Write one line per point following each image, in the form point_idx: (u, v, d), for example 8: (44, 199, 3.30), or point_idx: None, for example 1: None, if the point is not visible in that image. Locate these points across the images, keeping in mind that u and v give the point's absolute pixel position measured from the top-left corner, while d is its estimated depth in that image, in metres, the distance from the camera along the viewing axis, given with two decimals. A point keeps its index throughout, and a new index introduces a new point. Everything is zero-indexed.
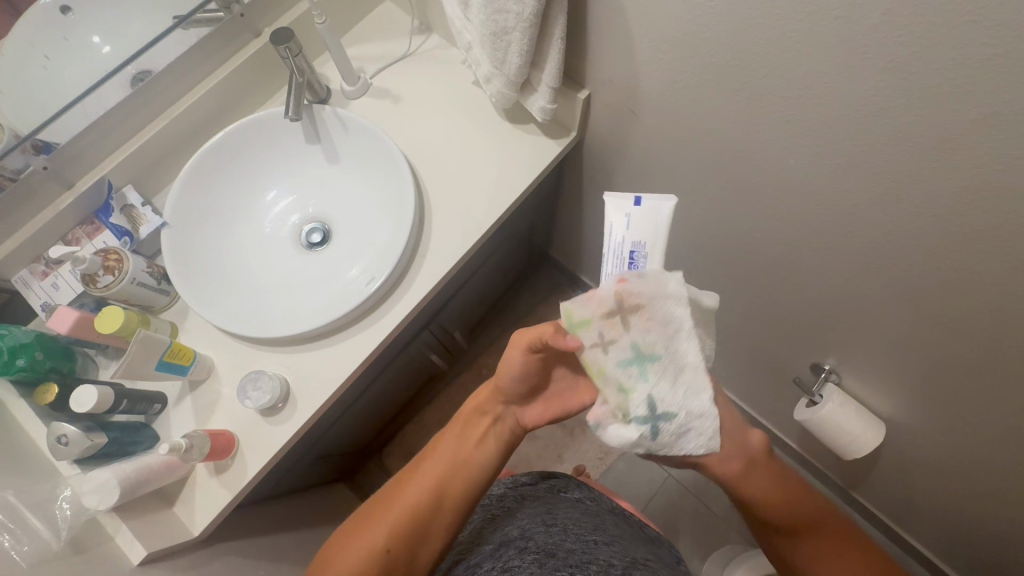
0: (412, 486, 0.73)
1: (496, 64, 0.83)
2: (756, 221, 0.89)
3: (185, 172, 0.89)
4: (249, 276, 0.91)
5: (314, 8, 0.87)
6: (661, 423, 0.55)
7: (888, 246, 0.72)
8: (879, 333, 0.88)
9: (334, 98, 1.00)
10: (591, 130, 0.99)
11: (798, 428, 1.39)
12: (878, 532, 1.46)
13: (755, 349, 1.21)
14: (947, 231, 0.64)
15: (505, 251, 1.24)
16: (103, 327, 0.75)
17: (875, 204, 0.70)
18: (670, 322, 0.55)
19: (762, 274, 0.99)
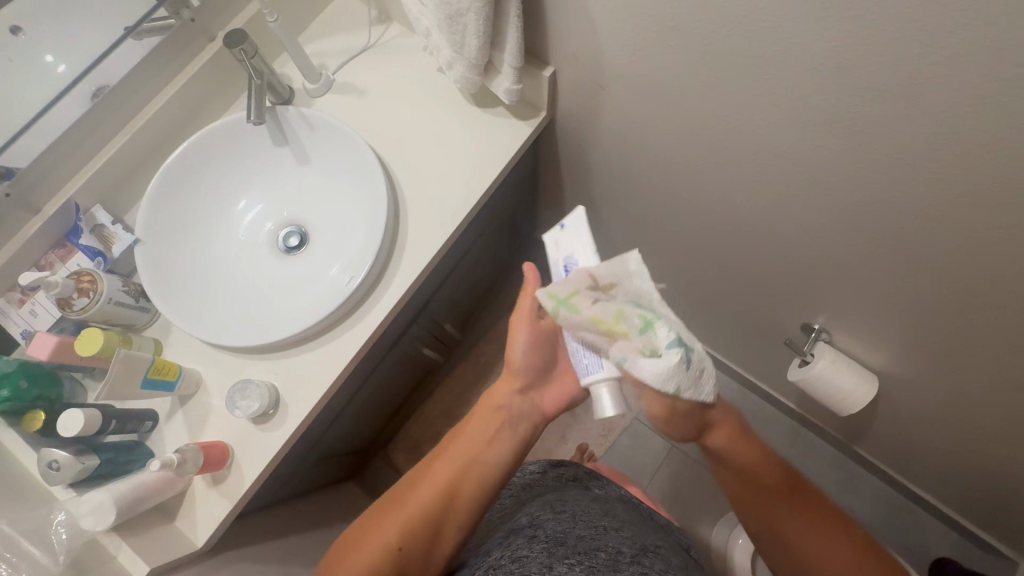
0: (422, 483, 0.73)
1: (455, 48, 0.81)
2: (734, 186, 0.88)
3: (153, 186, 0.88)
4: (229, 284, 0.91)
5: (265, 7, 0.85)
6: (688, 349, 0.54)
7: (867, 198, 0.72)
8: (865, 288, 0.88)
9: (298, 98, 0.99)
10: (561, 108, 0.98)
11: (795, 388, 1.40)
12: (881, 482, 1.49)
13: (745, 313, 1.22)
14: (922, 177, 0.64)
15: (489, 237, 1.23)
16: (85, 351, 0.75)
17: (849, 158, 0.69)
18: (642, 293, 0.57)
19: (744, 238, 0.99)
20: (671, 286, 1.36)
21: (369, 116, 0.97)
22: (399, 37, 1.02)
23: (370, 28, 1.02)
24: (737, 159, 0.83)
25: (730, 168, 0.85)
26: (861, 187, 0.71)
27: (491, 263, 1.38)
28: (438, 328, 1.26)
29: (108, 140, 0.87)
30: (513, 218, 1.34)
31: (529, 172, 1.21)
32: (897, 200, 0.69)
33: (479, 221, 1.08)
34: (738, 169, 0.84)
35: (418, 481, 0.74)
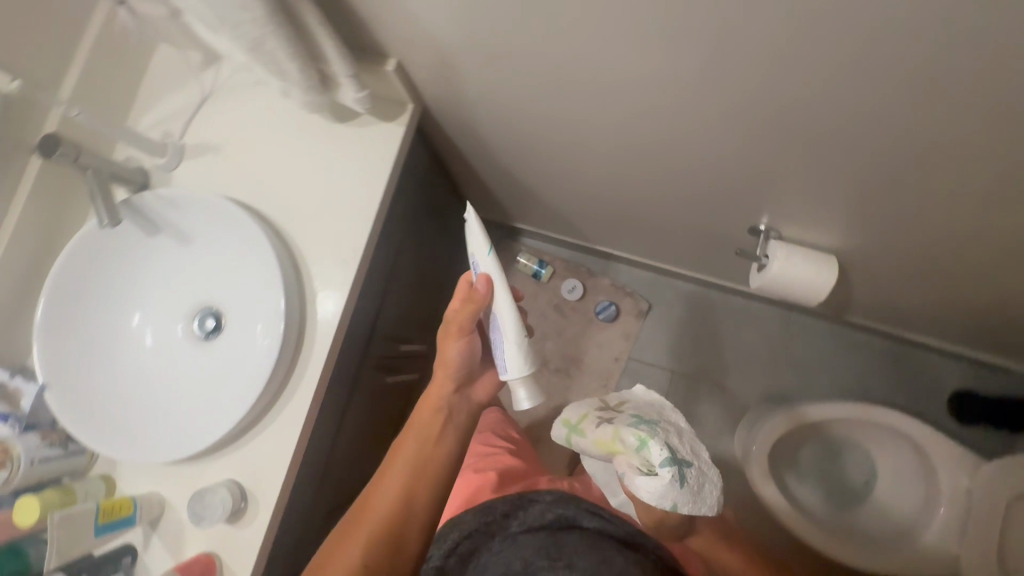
0: (381, 495, 0.72)
1: (277, 76, 0.72)
2: (627, 120, 0.81)
3: (36, 326, 0.81)
4: (156, 394, 0.86)
5: (65, 101, 0.76)
6: (684, 466, 0.79)
7: (756, 95, 0.65)
8: (793, 178, 0.82)
9: (154, 179, 0.91)
10: (427, 94, 0.89)
11: None
12: (881, 339, 1.48)
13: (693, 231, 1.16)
14: (799, 58, 0.57)
15: (416, 244, 1.17)
16: (27, 520, 0.71)
17: (720, 61, 0.62)
18: (654, 405, 0.92)
19: (661, 165, 0.92)
20: (617, 224, 1.30)
21: (232, 174, 0.89)
22: (234, 76, 0.92)
23: (199, 77, 0.92)
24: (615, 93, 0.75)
25: (614, 105, 0.78)
26: (746, 85, 0.64)
27: (433, 265, 1.32)
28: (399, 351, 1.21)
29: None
30: (438, 214, 1.27)
31: (433, 165, 1.14)
32: (786, 88, 0.62)
33: (393, 237, 1.01)
34: (622, 103, 0.77)
35: (369, 499, 0.72)
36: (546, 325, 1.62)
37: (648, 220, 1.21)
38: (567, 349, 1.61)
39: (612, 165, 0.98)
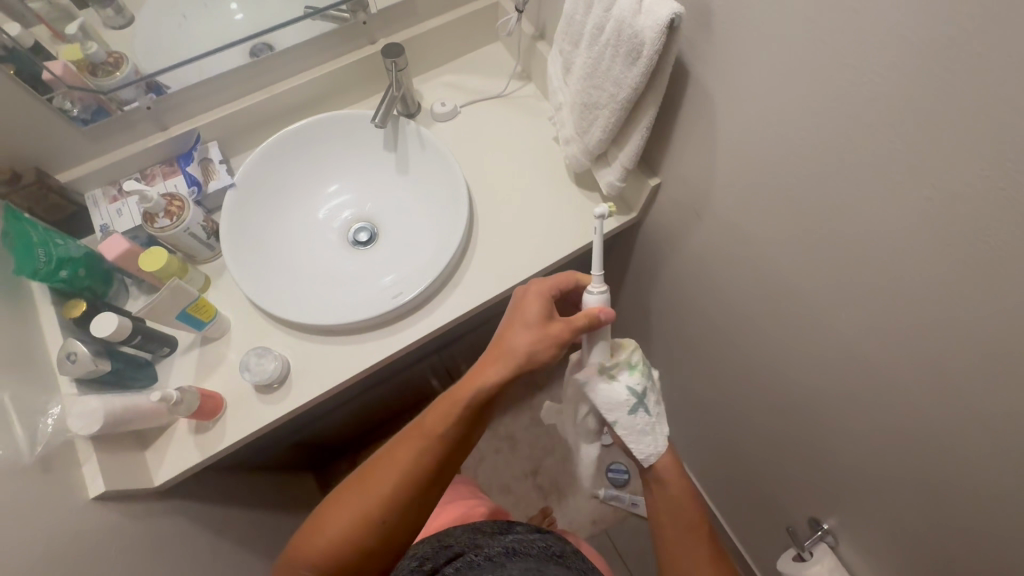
0: (394, 464, 0.68)
1: (579, 131, 0.85)
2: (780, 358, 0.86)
3: (270, 142, 0.94)
4: (306, 262, 0.95)
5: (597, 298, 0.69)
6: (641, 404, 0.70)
7: (922, 430, 0.66)
8: (873, 506, 0.84)
9: (422, 115, 1.05)
10: (652, 216, 0.97)
11: None
12: None
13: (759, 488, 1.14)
14: (987, 438, 0.58)
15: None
16: (146, 265, 0.79)
17: (919, 387, 0.63)
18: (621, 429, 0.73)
19: (778, 408, 0.95)
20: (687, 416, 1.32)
21: (487, 164, 1.02)
22: (540, 105, 1.06)
23: (509, 81, 1.08)
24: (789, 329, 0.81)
25: (782, 336, 0.83)
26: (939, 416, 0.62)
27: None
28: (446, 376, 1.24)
29: (218, 82, 0.90)
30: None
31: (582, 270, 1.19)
32: (962, 451, 0.62)
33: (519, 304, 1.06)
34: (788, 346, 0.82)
35: (459, 382, 0.72)
36: (562, 446, 1.60)
37: (715, 438, 1.22)
38: (560, 478, 1.57)
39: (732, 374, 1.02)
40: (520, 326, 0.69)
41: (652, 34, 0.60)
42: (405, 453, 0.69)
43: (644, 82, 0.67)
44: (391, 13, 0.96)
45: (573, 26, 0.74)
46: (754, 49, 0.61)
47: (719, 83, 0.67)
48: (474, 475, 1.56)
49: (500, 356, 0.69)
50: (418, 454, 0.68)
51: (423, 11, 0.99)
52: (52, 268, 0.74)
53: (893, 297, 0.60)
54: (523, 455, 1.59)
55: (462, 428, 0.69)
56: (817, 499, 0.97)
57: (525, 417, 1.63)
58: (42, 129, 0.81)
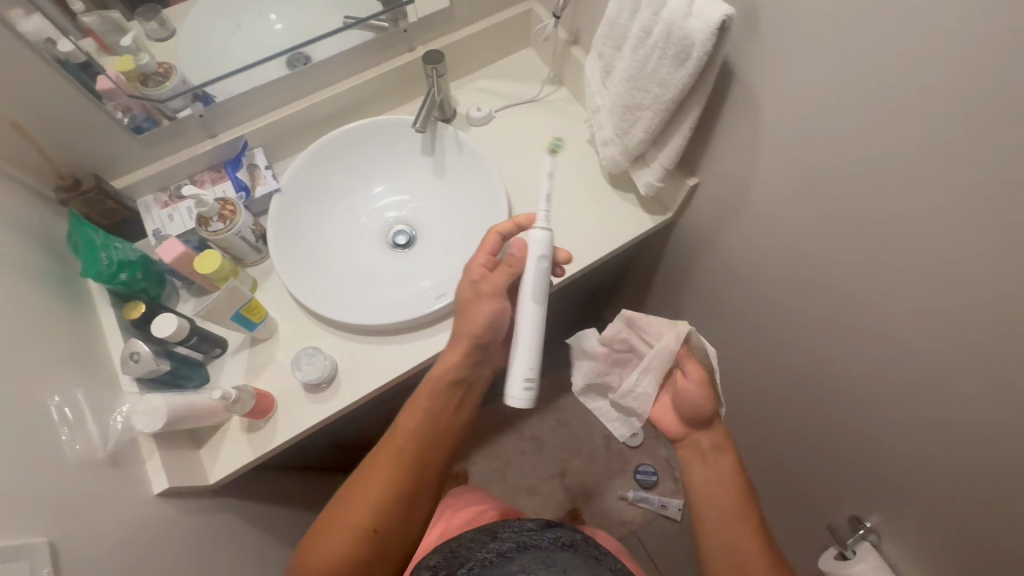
0: (374, 473, 0.68)
1: (619, 132, 0.86)
2: (819, 356, 0.86)
3: (314, 147, 0.96)
4: (348, 265, 0.97)
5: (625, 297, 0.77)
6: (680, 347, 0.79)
7: (971, 425, 0.66)
8: (914, 506, 0.83)
9: (458, 120, 1.07)
10: (687, 215, 0.98)
11: None
12: None
13: (793, 487, 1.14)
14: None
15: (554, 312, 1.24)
16: (201, 268, 0.81)
17: (970, 383, 0.63)
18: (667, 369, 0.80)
19: (814, 407, 0.95)
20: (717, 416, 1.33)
21: (522, 167, 1.04)
22: (573, 108, 1.08)
23: (542, 85, 1.10)
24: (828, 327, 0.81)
25: (820, 335, 0.84)
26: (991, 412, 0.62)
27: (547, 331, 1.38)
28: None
29: (264, 91, 0.92)
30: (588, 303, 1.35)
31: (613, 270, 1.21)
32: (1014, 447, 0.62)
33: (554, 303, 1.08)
34: (828, 344, 0.83)
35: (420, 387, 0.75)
36: (588, 447, 1.60)
37: (747, 436, 1.22)
38: (588, 479, 1.57)
39: (766, 373, 1.03)
40: (466, 309, 0.74)
41: (703, 36, 0.62)
42: (386, 460, 0.68)
43: (691, 84, 0.69)
44: (429, 21, 0.98)
45: (617, 30, 0.76)
46: (801, 51, 0.62)
47: (764, 83, 0.69)
48: (502, 475, 1.57)
49: (456, 341, 0.74)
50: (398, 456, 0.69)
51: (460, 18, 1.01)
52: (113, 270, 0.77)
53: (942, 295, 0.61)
54: (550, 456, 1.60)
55: (438, 419, 0.72)
56: (856, 498, 0.97)
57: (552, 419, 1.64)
58: (102, 137, 0.84)
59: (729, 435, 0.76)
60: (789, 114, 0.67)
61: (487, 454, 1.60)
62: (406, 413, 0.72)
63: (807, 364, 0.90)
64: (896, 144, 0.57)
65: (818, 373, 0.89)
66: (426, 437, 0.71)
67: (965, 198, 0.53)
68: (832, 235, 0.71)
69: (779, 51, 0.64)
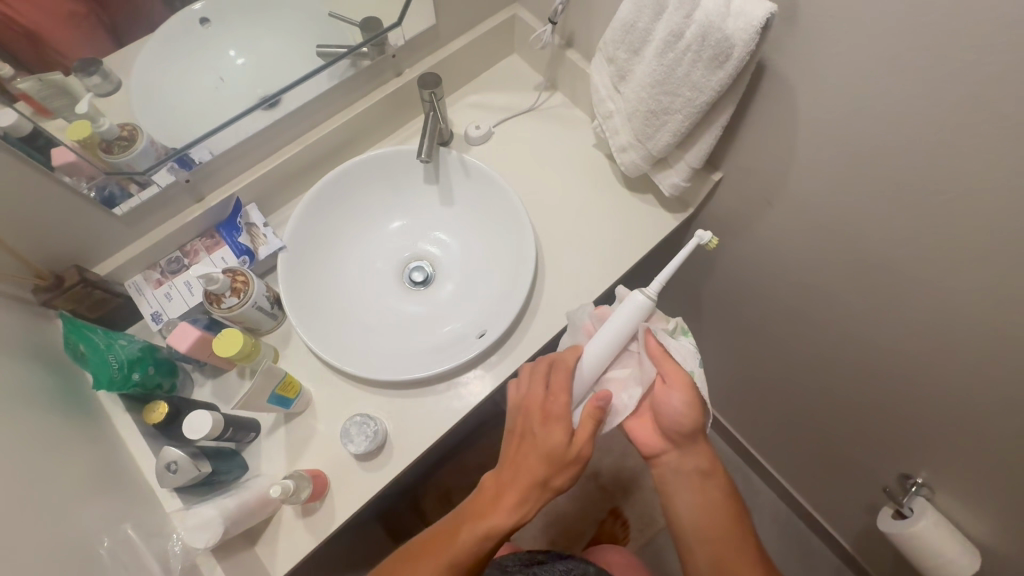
0: (434, 550, 0.68)
1: (640, 138, 0.83)
2: (864, 331, 0.87)
3: (312, 194, 0.88)
4: (370, 314, 0.90)
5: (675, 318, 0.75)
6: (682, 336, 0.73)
7: None
8: (971, 461, 0.86)
9: (457, 141, 1.02)
10: (709, 208, 0.97)
11: (854, 533, 1.33)
12: None
13: (834, 452, 1.17)
14: None
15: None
16: (221, 350, 0.73)
17: None
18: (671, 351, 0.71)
19: (856, 379, 0.96)
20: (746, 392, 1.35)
21: (533, 178, 0.99)
22: (573, 112, 1.04)
23: (536, 92, 1.06)
24: (873, 304, 0.82)
25: (864, 313, 0.84)
26: None
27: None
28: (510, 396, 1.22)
29: (251, 142, 0.84)
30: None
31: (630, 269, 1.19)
32: None
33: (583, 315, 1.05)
34: (874, 319, 0.84)
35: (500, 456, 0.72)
36: (618, 443, 1.59)
37: (781, 409, 1.24)
38: (623, 475, 1.57)
39: (802, 350, 1.04)
40: (536, 440, 0.68)
41: (745, 37, 0.59)
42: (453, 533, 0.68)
43: (727, 85, 0.66)
44: (415, 42, 0.92)
45: (635, 35, 0.73)
46: (842, 43, 0.61)
47: (799, 75, 0.67)
48: None
49: (521, 471, 0.68)
50: (460, 535, 0.68)
51: (446, 34, 0.95)
52: (124, 373, 0.68)
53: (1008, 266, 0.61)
54: None
55: (510, 505, 0.67)
56: (904, 457, 1.00)
57: None
58: (78, 221, 0.74)
59: (719, 462, 0.74)
60: (829, 104, 0.66)
61: None
62: (484, 488, 0.70)
63: (849, 339, 0.91)
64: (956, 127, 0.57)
65: (861, 347, 0.90)
66: (492, 516, 0.67)
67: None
68: (881, 219, 0.71)
69: (817, 43, 0.63)
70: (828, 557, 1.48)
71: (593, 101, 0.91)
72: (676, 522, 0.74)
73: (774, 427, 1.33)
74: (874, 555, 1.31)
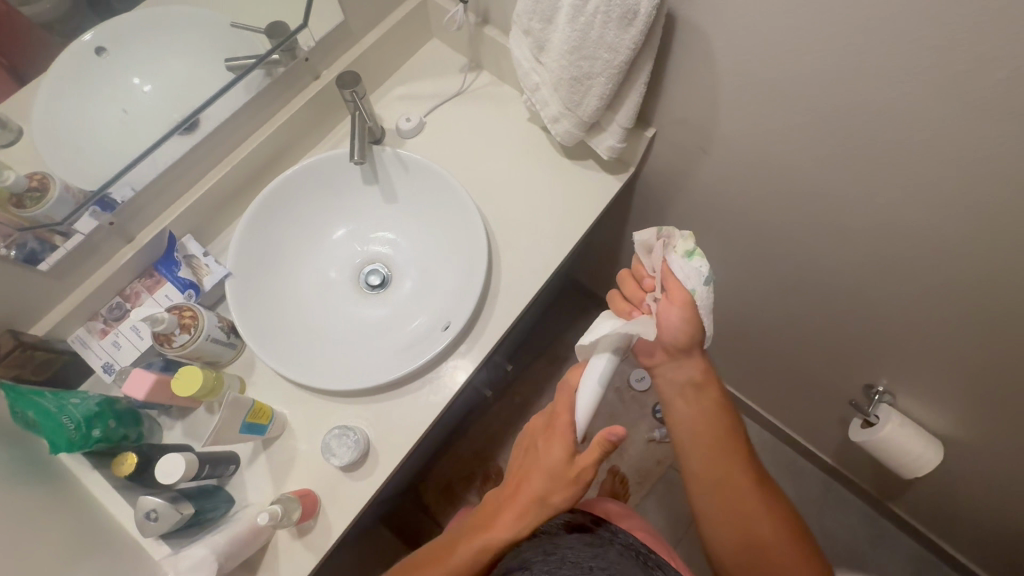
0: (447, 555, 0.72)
1: (569, 106, 0.83)
2: (811, 258, 0.91)
3: (249, 215, 0.86)
4: (332, 326, 0.89)
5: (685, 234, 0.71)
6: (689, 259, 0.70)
7: (970, 279, 0.73)
8: (924, 361, 0.92)
9: (390, 137, 0.99)
10: (649, 164, 0.99)
11: (833, 447, 1.41)
12: (908, 538, 1.50)
13: (804, 376, 1.23)
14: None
15: (542, 294, 1.23)
16: (181, 390, 0.71)
17: (966, 245, 0.69)
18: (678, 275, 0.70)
19: (812, 304, 1.01)
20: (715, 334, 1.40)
21: (473, 163, 0.98)
22: (502, 89, 1.03)
23: (462, 75, 1.04)
24: (815, 231, 0.85)
25: (809, 239, 0.88)
26: (988, 263, 0.69)
27: (538, 313, 1.37)
28: (491, 380, 1.24)
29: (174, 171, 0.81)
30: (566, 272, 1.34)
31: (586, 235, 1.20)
32: (1010, 287, 0.70)
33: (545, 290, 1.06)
34: (818, 245, 0.87)
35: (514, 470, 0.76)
36: (605, 406, 1.64)
37: (751, 344, 1.29)
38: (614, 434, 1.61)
39: (760, 286, 1.08)
40: (541, 452, 0.72)
41: None
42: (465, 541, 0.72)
43: (641, 41, 0.67)
44: (327, 42, 0.90)
45: (545, 4, 0.72)
46: None
47: (709, 21, 0.68)
48: None
49: (527, 482, 0.72)
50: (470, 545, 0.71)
51: (358, 29, 0.93)
52: (84, 432, 0.66)
53: (927, 175, 0.65)
54: None
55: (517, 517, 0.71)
56: (864, 370, 1.06)
57: None
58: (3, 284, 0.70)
59: (711, 372, 0.76)
60: (742, 44, 0.68)
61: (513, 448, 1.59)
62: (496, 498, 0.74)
63: (799, 268, 0.95)
64: (861, 51, 0.59)
65: (811, 274, 0.94)
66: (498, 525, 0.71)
67: (942, 82, 0.56)
68: (808, 149, 0.73)
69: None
70: (815, 472, 1.57)
71: (518, 76, 0.90)
72: (677, 432, 0.77)
73: (747, 363, 1.38)
74: (855, 463, 1.40)
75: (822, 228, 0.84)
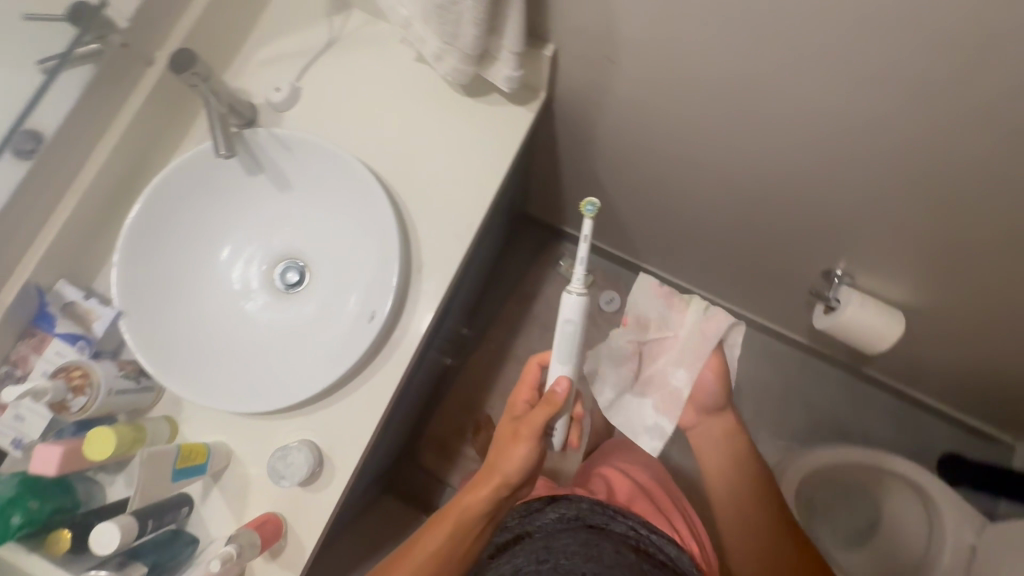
0: (427, 536, 0.74)
1: (447, 39, 0.71)
2: (750, 153, 0.83)
3: (122, 242, 0.76)
4: (254, 339, 0.82)
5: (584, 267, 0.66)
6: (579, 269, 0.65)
7: (914, 149, 0.67)
8: (880, 236, 0.88)
9: (264, 114, 0.86)
10: (561, 84, 0.88)
11: (805, 328, 1.42)
12: (885, 394, 1.57)
13: (768, 269, 1.20)
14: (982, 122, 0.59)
15: (484, 243, 1.15)
16: (98, 454, 0.65)
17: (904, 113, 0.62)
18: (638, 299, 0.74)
19: (760, 200, 0.95)
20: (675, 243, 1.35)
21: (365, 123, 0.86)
22: (379, 26, 0.88)
23: (329, 19, 0.89)
24: (748, 124, 0.77)
25: (744, 134, 0.80)
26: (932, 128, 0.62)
27: (487, 260, 1.31)
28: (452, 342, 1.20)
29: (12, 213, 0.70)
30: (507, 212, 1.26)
31: (517, 171, 1.10)
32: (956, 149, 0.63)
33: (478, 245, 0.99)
34: (754, 139, 0.79)
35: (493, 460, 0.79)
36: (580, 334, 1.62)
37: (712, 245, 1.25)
38: None
39: (706, 189, 1.01)
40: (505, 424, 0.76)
41: None
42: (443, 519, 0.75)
43: None
44: (147, 15, 0.75)
45: None
46: None
47: None
48: None
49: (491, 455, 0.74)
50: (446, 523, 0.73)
51: None
52: None
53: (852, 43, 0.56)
54: None
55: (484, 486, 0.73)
56: (821, 257, 1.03)
57: (536, 331, 1.63)
58: None
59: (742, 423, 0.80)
60: None
61: (499, 394, 1.60)
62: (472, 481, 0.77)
63: (740, 166, 0.88)
64: None
65: (754, 169, 0.87)
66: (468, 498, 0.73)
67: None
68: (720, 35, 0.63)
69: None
70: (792, 353, 1.61)
71: (385, 12, 0.76)
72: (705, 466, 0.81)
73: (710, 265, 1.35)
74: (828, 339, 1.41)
75: (753, 119, 0.76)
